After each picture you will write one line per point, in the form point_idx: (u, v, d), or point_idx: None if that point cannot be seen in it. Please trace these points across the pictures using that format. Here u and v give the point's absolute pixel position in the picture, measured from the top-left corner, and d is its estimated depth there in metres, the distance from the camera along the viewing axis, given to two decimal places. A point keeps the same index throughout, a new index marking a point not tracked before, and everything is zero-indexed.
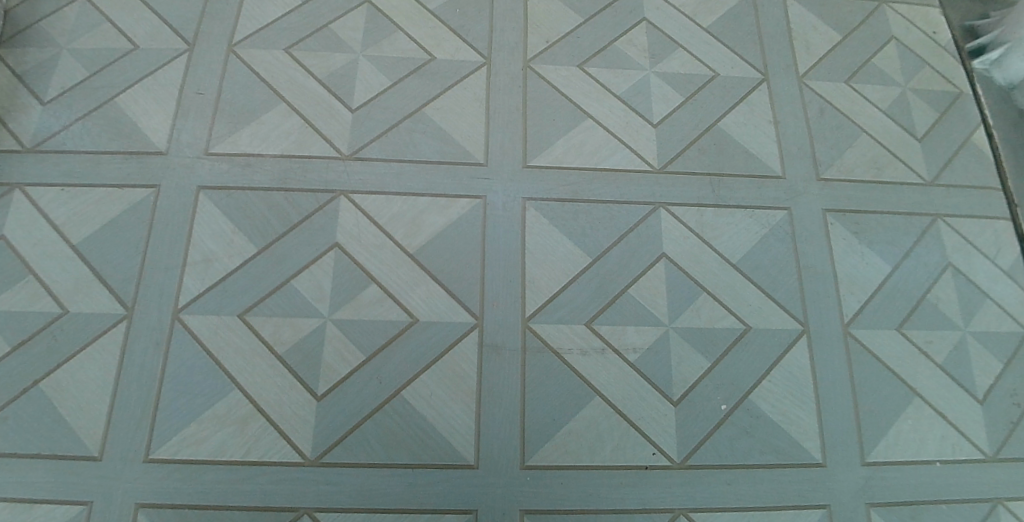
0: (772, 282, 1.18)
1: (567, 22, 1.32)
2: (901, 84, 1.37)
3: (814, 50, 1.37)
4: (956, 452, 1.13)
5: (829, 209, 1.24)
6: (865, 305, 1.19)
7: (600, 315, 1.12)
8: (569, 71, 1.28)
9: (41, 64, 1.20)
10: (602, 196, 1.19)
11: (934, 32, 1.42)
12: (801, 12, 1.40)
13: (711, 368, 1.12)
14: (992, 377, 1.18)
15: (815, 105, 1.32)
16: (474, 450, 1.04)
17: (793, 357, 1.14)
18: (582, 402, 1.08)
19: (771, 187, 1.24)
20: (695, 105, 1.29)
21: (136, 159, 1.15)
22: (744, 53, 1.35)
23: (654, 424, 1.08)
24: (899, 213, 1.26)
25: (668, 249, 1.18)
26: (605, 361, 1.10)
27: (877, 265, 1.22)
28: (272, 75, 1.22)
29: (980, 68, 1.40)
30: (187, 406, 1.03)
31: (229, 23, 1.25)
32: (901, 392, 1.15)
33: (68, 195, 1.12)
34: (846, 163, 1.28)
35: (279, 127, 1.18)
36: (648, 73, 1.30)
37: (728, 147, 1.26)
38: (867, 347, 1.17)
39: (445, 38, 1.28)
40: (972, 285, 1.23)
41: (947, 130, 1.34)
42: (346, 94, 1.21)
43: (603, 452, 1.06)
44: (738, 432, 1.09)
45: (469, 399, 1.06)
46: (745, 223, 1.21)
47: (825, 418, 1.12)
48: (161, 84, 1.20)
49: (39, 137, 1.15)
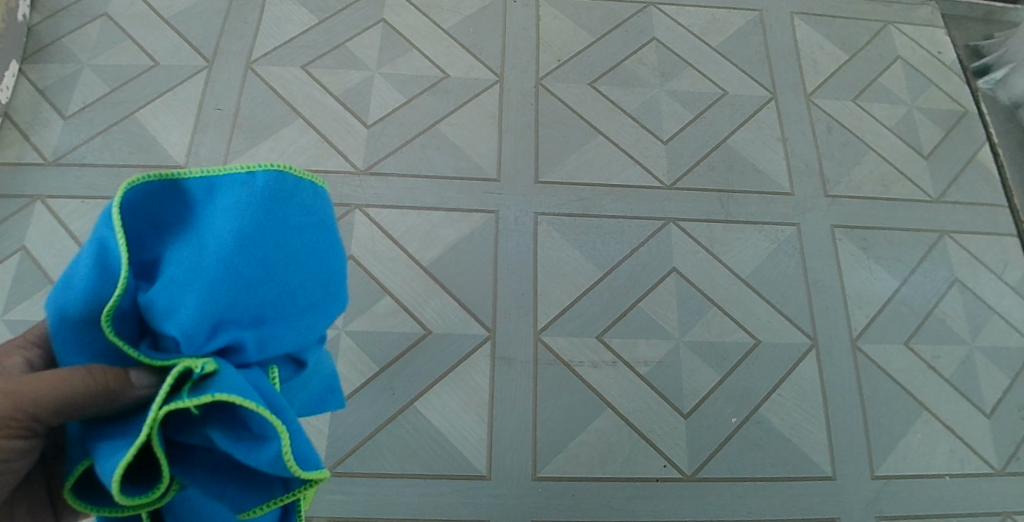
0: (781, 297, 1.19)
1: (579, 40, 1.35)
2: (908, 103, 1.39)
3: (822, 69, 1.40)
4: (965, 466, 1.14)
5: (837, 225, 1.26)
6: (874, 320, 1.20)
7: (611, 327, 1.14)
8: (581, 89, 1.30)
9: (63, 80, 1.23)
10: (613, 211, 1.21)
11: (939, 52, 1.45)
12: (808, 32, 1.43)
13: (721, 382, 1.13)
14: (1000, 392, 1.18)
15: (823, 122, 1.34)
16: (486, 461, 1.05)
17: (802, 371, 1.15)
18: (593, 414, 1.09)
19: (780, 203, 1.26)
20: (703, 122, 1.31)
21: (156, 172, 1.17)
22: (752, 72, 1.37)
23: (665, 436, 1.09)
24: (907, 229, 1.28)
25: (678, 263, 1.19)
26: (616, 373, 1.11)
27: (885, 280, 1.23)
28: (290, 91, 1.24)
29: (985, 87, 1.43)
30: None
31: (247, 41, 1.28)
32: (910, 407, 1.16)
33: (89, 207, 1.15)
34: (853, 181, 1.30)
35: (296, 141, 1.21)
36: (658, 91, 1.32)
37: (737, 164, 1.28)
38: (876, 361, 1.18)
39: (459, 56, 1.30)
40: (979, 300, 1.24)
41: (953, 148, 1.36)
42: (362, 110, 1.24)
43: (613, 464, 1.07)
44: (748, 444, 1.10)
45: (481, 410, 1.07)
46: (754, 239, 1.23)
47: (835, 432, 1.13)
48: (180, 100, 1.23)
49: (61, 151, 1.18)
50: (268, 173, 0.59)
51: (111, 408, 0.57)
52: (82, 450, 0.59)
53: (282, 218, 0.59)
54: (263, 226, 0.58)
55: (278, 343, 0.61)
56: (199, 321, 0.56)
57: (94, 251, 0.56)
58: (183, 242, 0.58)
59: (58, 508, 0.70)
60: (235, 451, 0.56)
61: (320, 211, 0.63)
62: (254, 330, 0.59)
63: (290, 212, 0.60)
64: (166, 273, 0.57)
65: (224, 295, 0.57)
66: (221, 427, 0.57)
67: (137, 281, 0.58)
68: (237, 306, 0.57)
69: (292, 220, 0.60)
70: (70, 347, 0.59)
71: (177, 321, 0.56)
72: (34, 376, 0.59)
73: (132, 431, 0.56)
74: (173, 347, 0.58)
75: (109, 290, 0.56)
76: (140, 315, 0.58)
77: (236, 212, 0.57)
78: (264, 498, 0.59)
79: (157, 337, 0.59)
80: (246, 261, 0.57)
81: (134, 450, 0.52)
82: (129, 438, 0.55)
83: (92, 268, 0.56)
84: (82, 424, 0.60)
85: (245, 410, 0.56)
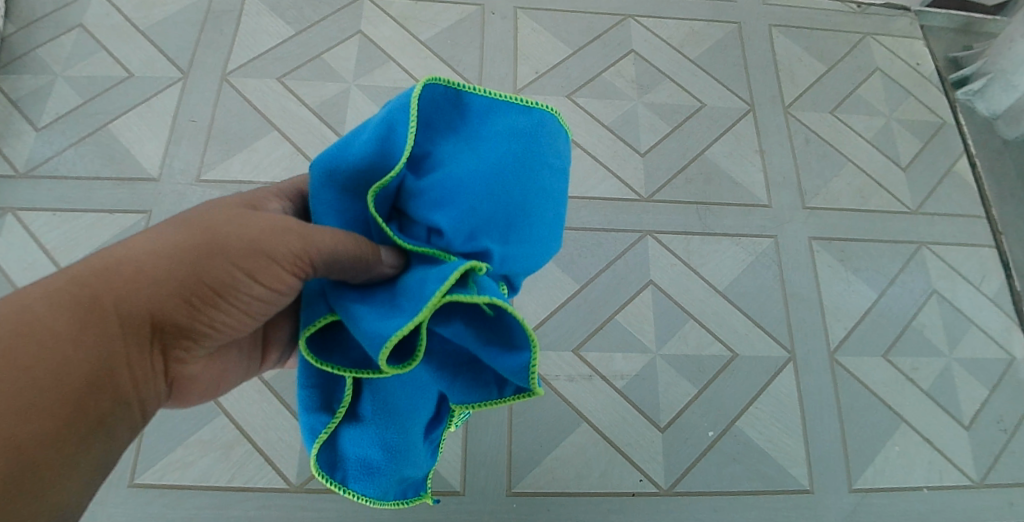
0: (759, 309, 1.19)
1: (557, 52, 1.35)
2: (886, 114, 1.40)
3: (800, 81, 1.40)
4: (943, 478, 1.14)
5: (815, 237, 1.26)
6: (851, 332, 1.20)
7: (588, 341, 1.13)
8: (558, 101, 1.30)
9: (36, 91, 1.22)
10: (590, 224, 1.21)
11: (917, 64, 1.46)
12: (786, 44, 1.44)
13: (698, 395, 1.12)
14: (978, 403, 1.18)
15: (801, 134, 1.35)
16: (461, 476, 1.04)
17: (779, 384, 1.15)
18: (570, 428, 1.08)
19: (758, 215, 1.26)
20: (681, 134, 1.31)
21: (129, 185, 1.16)
22: (730, 84, 1.37)
23: (642, 450, 1.08)
24: (885, 240, 1.28)
25: (656, 276, 1.19)
26: (593, 387, 1.11)
27: (863, 292, 1.23)
28: (266, 103, 1.23)
29: (963, 99, 1.43)
30: (172, 431, 1.03)
31: (223, 52, 1.27)
32: (889, 419, 1.16)
33: (60, 219, 1.13)
34: (831, 192, 1.30)
35: (271, 153, 1.20)
36: (636, 103, 1.33)
37: (714, 177, 1.28)
38: (854, 373, 1.18)
39: (436, 68, 1.30)
40: (957, 312, 1.24)
41: (931, 160, 1.36)
42: (338, 122, 1.23)
43: (589, 479, 1.06)
44: (725, 458, 1.10)
45: (456, 425, 1.07)
46: (731, 251, 1.23)
47: (812, 446, 1.13)
48: (155, 112, 1.22)
49: (33, 162, 1.16)
50: (545, 108, 0.65)
51: (361, 278, 0.61)
52: (327, 304, 0.62)
53: (549, 150, 0.65)
54: (525, 161, 0.64)
55: (512, 263, 0.66)
56: (459, 227, 0.62)
57: (380, 126, 0.62)
58: (458, 144, 0.63)
59: (269, 339, 0.74)
60: (485, 353, 0.59)
61: (566, 160, 0.67)
62: (499, 248, 0.64)
63: (550, 155, 0.65)
64: (439, 167, 0.63)
65: (488, 203, 0.63)
66: (469, 322, 0.59)
67: (407, 171, 0.63)
68: (493, 217, 0.63)
69: (544, 159, 0.65)
70: (323, 209, 0.65)
71: (446, 216, 0.63)
72: (307, 227, 0.60)
73: (395, 302, 0.58)
74: (422, 233, 0.65)
75: (382, 168, 0.63)
76: (403, 198, 0.64)
77: (515, 137, 0.64)
78: (482, 397, 0.63)
79: (404, 223, 0.66)
80: (512, 179, 0.63)
81: (411, 326, 0.54)
82: (387, 307, 0.58)
83: (375, 142, 0.62)
84: (329, 284, 0.63)
85: (507, 316, 0.59)
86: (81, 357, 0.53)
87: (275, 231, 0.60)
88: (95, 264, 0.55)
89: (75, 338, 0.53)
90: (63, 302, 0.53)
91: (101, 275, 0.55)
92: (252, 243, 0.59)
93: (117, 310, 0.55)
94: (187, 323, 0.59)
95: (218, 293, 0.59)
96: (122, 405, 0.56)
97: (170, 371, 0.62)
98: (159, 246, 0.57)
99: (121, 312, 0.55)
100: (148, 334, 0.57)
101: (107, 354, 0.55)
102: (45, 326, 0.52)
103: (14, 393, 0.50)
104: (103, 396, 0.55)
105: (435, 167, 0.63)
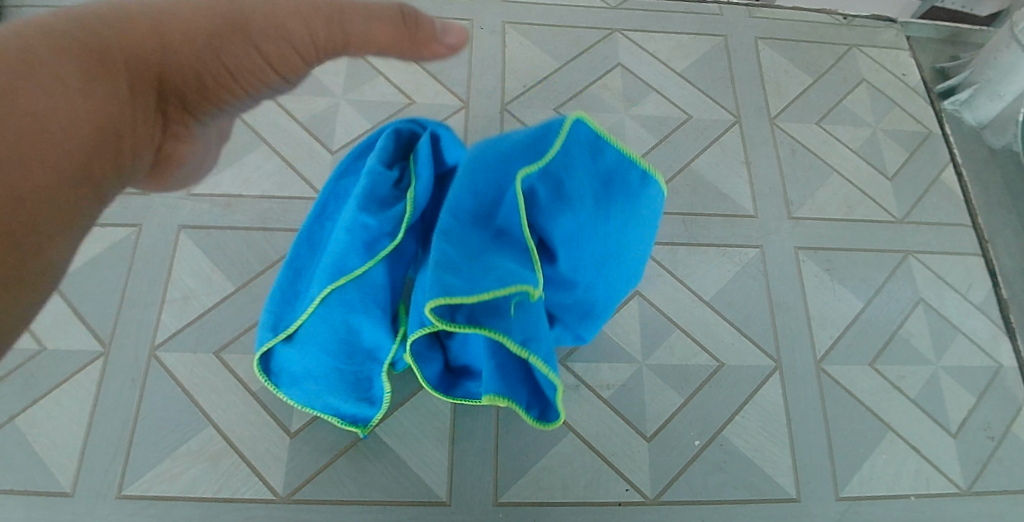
0: (745, 318, 1.20)
1: (544, 67, 1.38)
2: (871, 124, 1.41)
3: (786, 92, 1.42)
4: (930, 486, 1.14)
5: (801, 247, 1.27)
6: (838, 340, 1.21)
7: (574, 352, 1.14)
8: (545, 115, 1.32)
9: None
10: None
11: (903, 74, 1.48)
12: (772, 56, 1.46)
13: (684, 404, 1.13)
14: (965, 411, 1.19)
15: (787, 145, 1.36)
16: (447, 487, 1.05)
17: (765, 393, 1.15)
18: (555, 438, 1.09)
19: (744, 226, 1.27)
20: (667, 146, 1.32)
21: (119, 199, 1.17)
22: (715, 96, 1.39)
23: (628, 460, 1.08)
24: (871, 250, 1.29)
25: (642, 287, 1.20)
26: (580, 397, 1.11)
27: (850, 300, 1.24)
28: (255, 118, 1.26)
29: (949, 108, 1.45)
30: (160, 443, 1.03)
31: None
32: (875, 427, 1.16)
33: None
34: (817, 203, 1.31)
35: (260, 168, 1.21)
36: (622, 116, 1.34)
37: (700, 188, 1.29)
38: (840, 382, 1.18)
39: (425, 83, 1.32)
40: (943, 319, 1.25)
41: (916, 170, 1.37)
42: (327, 136, 1.25)
43: (575, 489, 1.06)
44: (711, 468, 1.10)
45: (443, 436, 1.07)
46: (717, 261, 1.24)
47: (799, 454, 1.13)
48: None
49: None
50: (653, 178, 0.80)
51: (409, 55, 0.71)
52: None
53: (638, 218, 0.82)
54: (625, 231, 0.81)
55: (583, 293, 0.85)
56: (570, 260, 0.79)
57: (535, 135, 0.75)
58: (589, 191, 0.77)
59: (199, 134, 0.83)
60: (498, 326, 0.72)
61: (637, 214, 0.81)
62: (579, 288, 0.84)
63: (640, 215, 0.82)
64: (573, 198, 0.75)
65: (598, 249, 0.80)
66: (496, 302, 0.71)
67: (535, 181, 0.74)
68: (596, 259, 0.81)
69: (634, 221, 0.81)
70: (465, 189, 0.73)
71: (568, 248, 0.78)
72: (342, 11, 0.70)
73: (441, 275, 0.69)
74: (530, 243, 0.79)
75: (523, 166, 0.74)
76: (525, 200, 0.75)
77: (631, 204, 0.80)
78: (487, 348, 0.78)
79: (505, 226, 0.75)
80: (615, 232, 0.80)
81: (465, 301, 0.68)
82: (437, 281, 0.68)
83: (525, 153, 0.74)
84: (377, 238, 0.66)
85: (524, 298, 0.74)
86: (95, 99, 0.61)
87: (295, 10, 0.71)
88: (106, 12, 0.66)
89: (85, 85, 0.60)
90: (73, 47, 0.61)
91: (115, 29, 0.65)
92: (274, 21, 0.71)
93: (131, 65, 0.66)
94: (179, 81, 0.71)
95: (224, 61, 0.72)
96: (121, 165, 0.65)
97: (155, 127, 0.72)
98: (189, 14, 0.69)
99: (130, 60, 0.65)
100: (148, 89, 0.68)
101: (110, 98, 0.63)
102: (54, 68, 0.58)
103: (55, 114, 0.57)
104: (108, 158, 0.62)
105: (566, 196, 0.75)
